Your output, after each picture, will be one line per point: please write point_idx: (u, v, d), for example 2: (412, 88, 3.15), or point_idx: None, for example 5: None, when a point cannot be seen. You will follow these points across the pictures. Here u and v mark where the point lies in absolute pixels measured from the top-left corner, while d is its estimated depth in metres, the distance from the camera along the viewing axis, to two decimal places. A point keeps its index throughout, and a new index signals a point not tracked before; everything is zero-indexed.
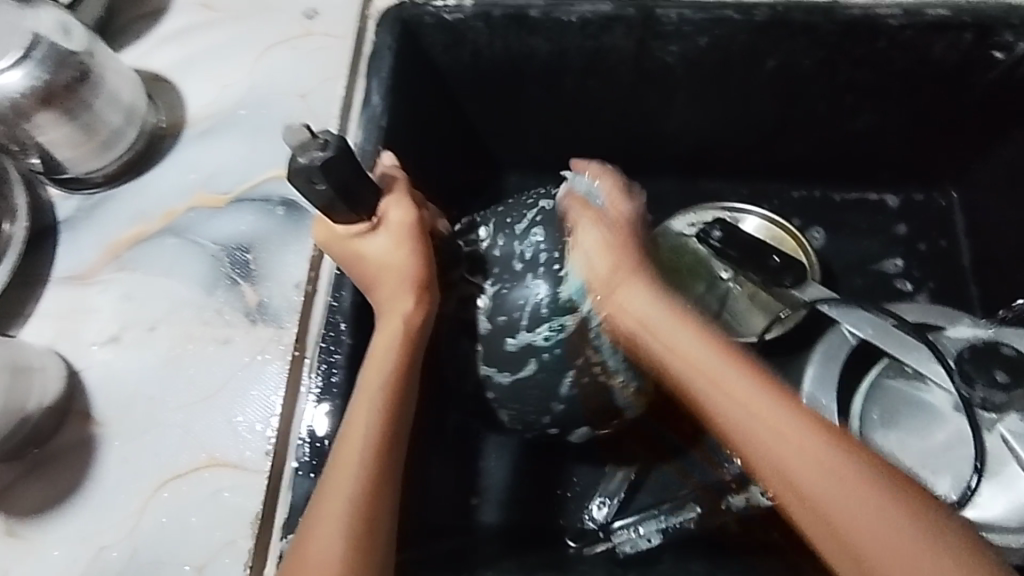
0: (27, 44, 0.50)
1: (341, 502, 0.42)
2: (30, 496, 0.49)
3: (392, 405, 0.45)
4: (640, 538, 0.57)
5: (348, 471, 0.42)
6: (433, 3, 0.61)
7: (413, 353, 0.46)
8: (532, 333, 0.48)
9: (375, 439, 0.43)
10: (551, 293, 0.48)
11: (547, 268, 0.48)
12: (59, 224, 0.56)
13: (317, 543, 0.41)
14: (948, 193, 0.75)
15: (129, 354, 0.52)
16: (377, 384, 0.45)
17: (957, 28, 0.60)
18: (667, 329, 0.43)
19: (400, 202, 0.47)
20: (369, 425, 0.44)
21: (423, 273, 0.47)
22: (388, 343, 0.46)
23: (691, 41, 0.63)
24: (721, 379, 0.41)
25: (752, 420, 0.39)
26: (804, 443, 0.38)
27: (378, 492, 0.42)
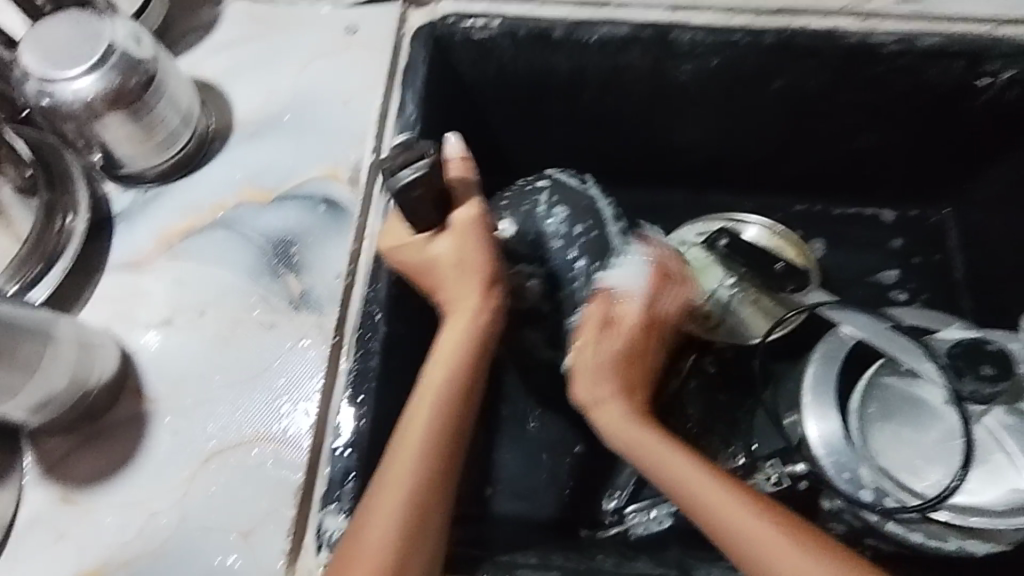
0: (103, 51, 0.54)
1: (400, 490, 0.46)
2: (83, 467, 0.52)
3: (452, 396, 0.50)
4: (653, 520, 0.63)
5: (408, 458, 0.47)
6: (463, 22, 0.66)
7: (476, 360, 0.52)
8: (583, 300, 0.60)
9: (434, 429, 0.48)
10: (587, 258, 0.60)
11: (577, 240, 0.60)
12: (115, 216, 0.61)
13: (374, 526, 0.45)
14: (942, 210, 0.82)
15: (181, 335, 0.56)
16: (443, 376, 0.50)
17: (947, 56, 0.66)
18: (625, 424, 0.52)
19: (462, 204, 0.53)
20: (430, 415, 0.49)
21: (489, 270, 0.53)
22: (456, 339, 0.52)
23: (702, 62, 0.68)
24: (718, 502, 0.47)
25: (756, 531, 0.46)
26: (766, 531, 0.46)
27: (429, 486, 0.47)
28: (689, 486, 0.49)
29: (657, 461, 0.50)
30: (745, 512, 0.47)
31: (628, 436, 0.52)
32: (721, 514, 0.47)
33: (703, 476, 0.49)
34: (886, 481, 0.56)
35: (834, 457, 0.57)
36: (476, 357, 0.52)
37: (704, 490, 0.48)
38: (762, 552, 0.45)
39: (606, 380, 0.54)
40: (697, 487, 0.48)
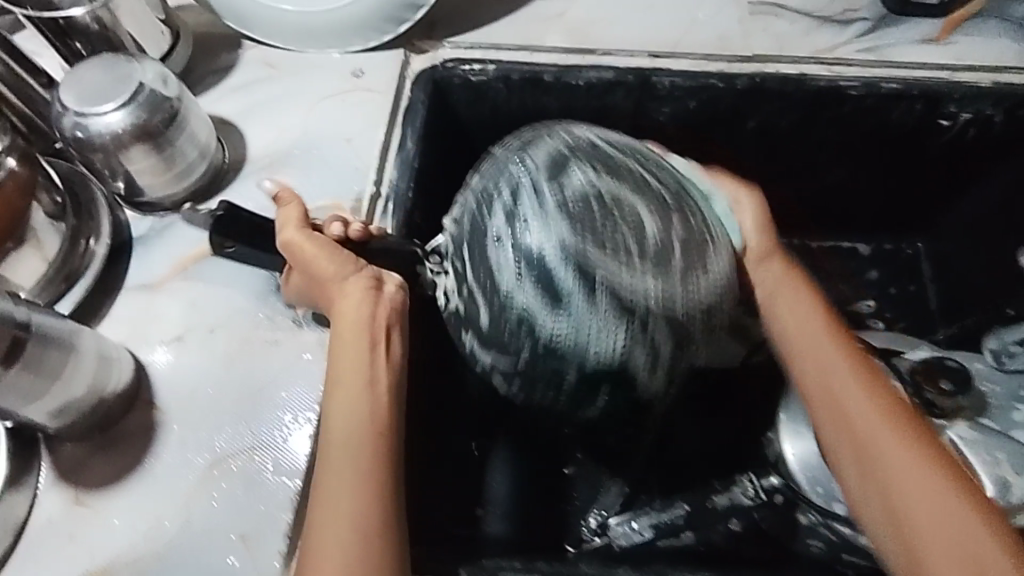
0: (134, 90, 0.60)
1: (341, 508, 0.47)
2: (95, 472, 0.55)
3: (376, 407, 0.51)
4: (636, 532, 0.68)
5: (341, 476, 0.48)
6: (460, 67, 0.72)
7: (372, 365, 0.52)
8: (524, 294, 0.51)
9: (361, 441, 0.49)
10: (519, 240, 0.51)
11: (506, 218, 0.52)
12: (134, 241, 0.65)
13: (325, 547, 0.46)
14: (915, 244, 0.86)
15: (191, 351, 0.60)
16: (358, 387, 0.51)
17: (908, 98, 0.71)
18: (801, 333, 0.58)
19: (289, 202, 0.58)
20: (355, 427, 0.50)
21: (323, 265, 0.54)
22: (349, 342, 0.52)
23: (681, 104, 0.73)
24: (881, 434, 0.52)
25: (913, 476, 0.50)
26: (921, 464, 0.50)
27: (377, 499, 0.48)
28: (847, 401, 0.54)
29: (831, 381, 0.55)
30: (908, 446, 0.51)
31: (807, 369, 0.57)
32: (882, 442, 0.52)
33: (866, 384, 0.55)
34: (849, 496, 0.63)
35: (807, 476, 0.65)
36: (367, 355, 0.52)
37: (875, 395, 0.54)
38: (909, 485, 0.50)
39: (793, 299, 0.60)
40: (882, 438, 0.52)
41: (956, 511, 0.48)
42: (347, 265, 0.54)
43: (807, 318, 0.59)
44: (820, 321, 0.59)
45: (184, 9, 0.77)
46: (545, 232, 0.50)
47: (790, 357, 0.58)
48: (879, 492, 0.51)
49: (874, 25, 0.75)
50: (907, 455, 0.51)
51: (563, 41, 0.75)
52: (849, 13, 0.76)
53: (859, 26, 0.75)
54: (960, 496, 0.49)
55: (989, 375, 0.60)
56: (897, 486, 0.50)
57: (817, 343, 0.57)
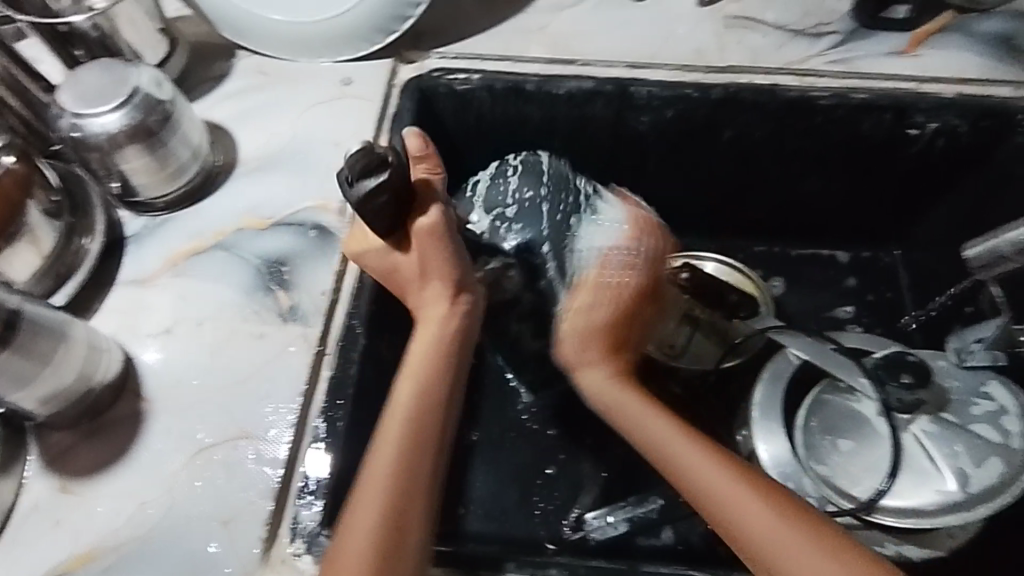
0: (130, 93, 0.62)
1: (382, 481, 0.48)
2: (81, 461, 0.57)
3: (429, 388, 0.53)
4: (609, 525, 0.68)
5: (388, 451, 0.50)
6: (446, 77, 0.75)
7: (441, 367, 0.54)
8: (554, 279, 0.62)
9: (412, 418, 0.51)
10: (522, 242, 0.62)
11: (514, 225, 0.63)
12: (127, 239, 0.67)
13: (360, 519, 0.47)
14: (891, 253, 0.88)
15: (179, 344, 0.62)
16: (421, 370, 0.54)
17: (877, 109, 0.73)
18: (633, 409, 0.57)
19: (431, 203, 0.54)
20: (408, 404, 0.52)
21: (449, 275, 0.56)
22: (427, 336, 0.56)
23: (659, 113, 0.76)
24: (725, 492, 0.49)
25: (765, 521, 0.47)
26: (762, 516, 0.48)
27: (414, 478, 0.49)
28: (682, 465, 0.52)
29: (705, 487, 0.50)
30: (804, 537, 0.46)
31: (631, 418, 0.57)
32: (722, 497, 0.49)
33: (693, 448, 0.52)
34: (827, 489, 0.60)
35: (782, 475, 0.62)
36: (435, 356, 0.55)
37: (703, 459, 0.51)
38: (772, 541, 0.47)
39: (633, 404, 0.57)
40: (730, 497, 0.49)
41: (817, 562, 0.45)
42: (462, 277, 0.57)
43: (639, 413, 0.56)
44: (671, 420, 0.55)
45: (181, 19, 0.80)
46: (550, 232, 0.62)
47: (665, 466, 0.53)
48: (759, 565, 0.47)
49: (845, 38, 0.78)
50: (752, 511, 0.48)
51: (545, 53, 0.78)
52: (820, 28, 0.79)
53: (830, 39, 0.78)
54: (812, 543, 0.46)
55: (954, 372, 0.62)
56: (761, 548, 0.47)
57: (625, 404, 0.57)
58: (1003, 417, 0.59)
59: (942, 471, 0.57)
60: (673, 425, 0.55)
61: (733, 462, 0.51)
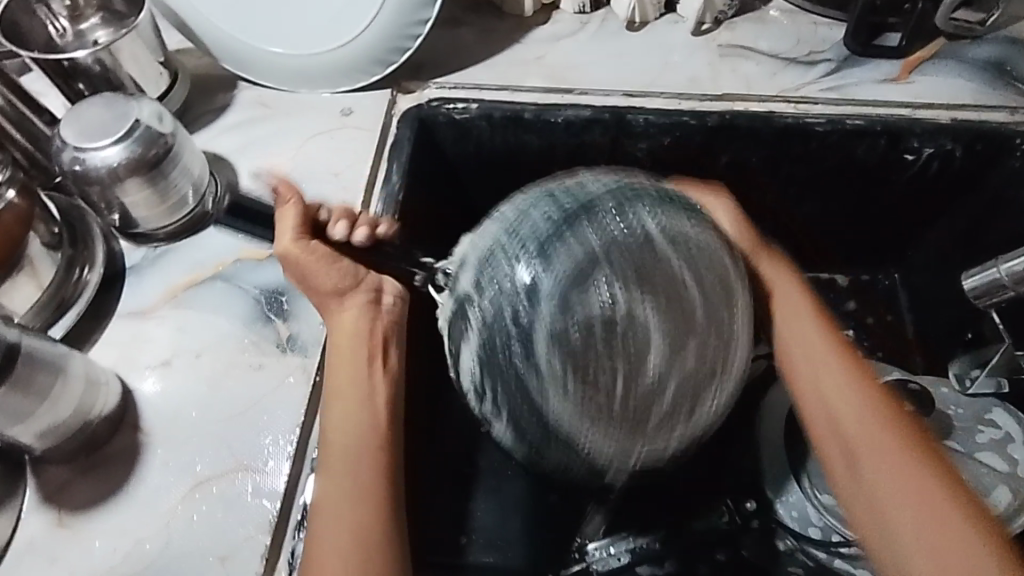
0: (132, 126, 0.63)
1: (341, 493, 0.51)
2: (78, 495, 0.56)
3: (363, 388, 0.56)
4: (611, 556, 0.64)
5: (337, 459, 0.53)
6: (445, 106, 0.75)
7: (362, 357, 0.56)
8: (493, 346, 0.47)
9: (354, 422, 0.54)
10: (521, 273, 0.45)
11: (508, 260, 0.46)
12: (126, 270, 0.67)
13: (326, 531, 0.50)
14: (891, 275, 0.88)
15: (177, 375, 0.62)
16: (347, 366, 0.56)
17: (872, 134, 0.74)
18: (811, 363, 0.57)
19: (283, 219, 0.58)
20: (344, 410, 0.55)
21: (327, 281, 0.57)
22: (343, 331, 0.57)
23: (656, 140, 0.76)
24: (901, 465, 0.51)
25: (916, 495, 0.50)
26: (917, 501, 0.50)
27: (374, 486, 0.52)
28: (843, 417, 0.54)
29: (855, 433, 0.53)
30: (936, 478, 0.51)
31: (805, 367, 0.57)
32: (875, 465, 0.52)
33: (869, 410, 0.54)
34: (831, 517, 0.62)
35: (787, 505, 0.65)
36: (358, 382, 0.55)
37: (887, 451, 0.52)
38: (923, 522, 0.49)
39: (833, 357, 0.57)
40: (892, 459, 0.51)
41: (969, 555, 0.47)
42: (343, 287, 0.58)
43: (829, 373, 0.56)
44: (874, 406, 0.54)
45: (184, 52, 0.82)
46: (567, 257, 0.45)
47: (821, 430, 0.55)
48: (880, 535, 0.50)
49: (838, 66, 0.79)
50: (913, 485, 0.50)
51: (542, 82, 0.79)
52: (813, 55, 0.80)
53: (823, 67, 0.79)
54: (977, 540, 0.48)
55: (954, 400, 0.63)
56: (899, 515, 0.50)
57: (806, 365, 0.57)
58: (1009, 444, 0.59)
59: None
60: (852, 386, 0.55)
61: (913, 441, 0.52)
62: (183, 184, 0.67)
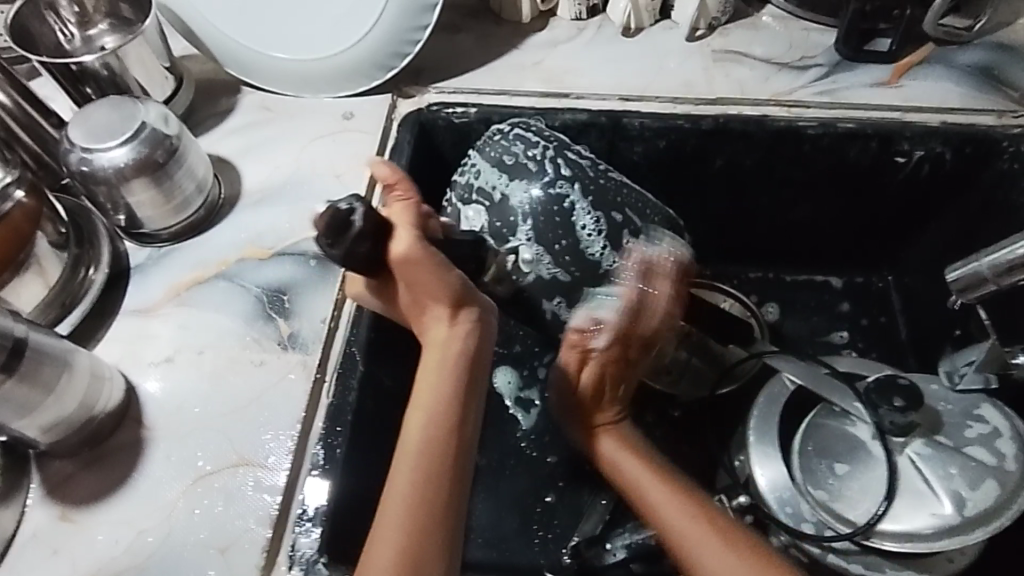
0: (137, 128, 0.65)
1: (399, 511, 0.48)
2: (83, 489, 0.57)
3: (449, 407, 0.52)
4: (608, 552, 0.65)
5: (404, 477, 0.49)
6: (445, 110, 0.77)
7: (455, 378, 0.54)
8: (547, 238, 0.64)
9: (431, 437, 0.51)
10: (552, 183, 0.64)
11: (525, 179, 0.65)
12: (132, 269, 0.69)
13: (377, 548, 0.47)
14: (884, 277, 0.89)
15: (181, 372, 0.63)
16: (445, 387, 0.53)
17: (863, 137, 0.75)
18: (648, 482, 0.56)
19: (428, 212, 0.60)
20: (426, 424, 0.51)
21: (454, 291, 0.56)
22: (448, 341, 0.56)
23: (651, 144, 0.78)
24: (715, 556, 0.52)
25: None
26: None
27: (439, 508, 0.48)
28: (677, 528, 0.54)
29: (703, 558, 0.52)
30: (734, 558, 0.52)
31: (650, 493, 0.56)
32: (699, 562, 0.52)
33: (687, 508, 0.54)
34: (824, 514, 0.60)
35: (780, 501, 0.62)
36: (453, 399, 0.53)
37: (703, 531, 0.53)
38: None
39: (658, 491, 0.55)
40: (709, 550, 0.52)
41: None
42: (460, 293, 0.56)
43: (667, 503, 0.55)
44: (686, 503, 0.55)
45: (188, 58, 0.83)
46: (563, 175, 0.64)
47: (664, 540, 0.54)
48: None
49: (829, 70, 0.80)
50: None
51: (539, 87, 0.81)
52: (805, 60, 0.81)
53: (815, 71, 0.80)
54: None
55: (945, 396, 0.63)
56: None
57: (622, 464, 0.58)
58: (997, 439, 0.60)
59: (939, 495, 0.58)
60: (681, 498, 0.55)
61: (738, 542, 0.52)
62: (187, 187, 0.69)
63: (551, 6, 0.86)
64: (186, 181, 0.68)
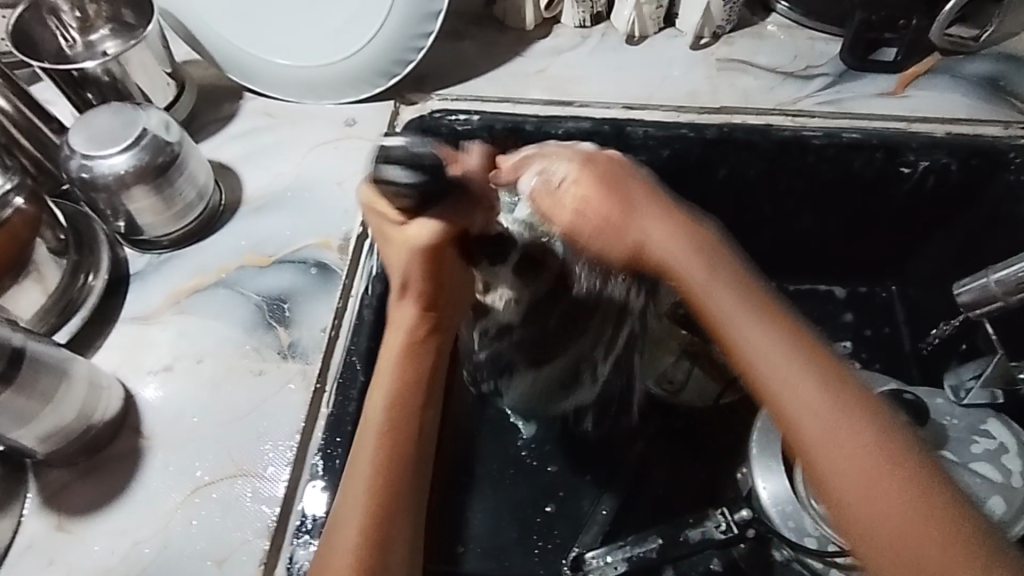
0: (138, 135, 0.64)
1: (358, 499, 0.51)
2: (79, 499, 0.57)
3: (402, 390, 0.55)
4: (608, 565, 0.65)
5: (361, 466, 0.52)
6: (448, 117, 0.76)
7: (416, 365, 0.56)
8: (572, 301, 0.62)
9: (388, 420, 0.54)
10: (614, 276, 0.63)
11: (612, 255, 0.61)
12: (131, 276, 0.68)
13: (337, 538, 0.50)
14: (889, 288, 0.88)
15: (180, 380, 0.63)
16: (394, 365, 0.56)
17: (868, 148, 0.74)
18: (738, 319, 0.52)
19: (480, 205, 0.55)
20: (382, 404, 0.55)
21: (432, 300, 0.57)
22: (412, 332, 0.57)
23: (655, 153, 0.77)
24: (810, 390, 0.48)
25: (835, 417, 0.47)
26: (851, 435, 0.46)
27: (388, 495, 0.52)
28: (764, 358, 0.50)
29: (804, 418, 0.47)
30: (833, 397, 0.48)
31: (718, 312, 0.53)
32: (790, 395, 0.48)
33: (784, 337, 0.51)
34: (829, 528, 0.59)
35: (783, 514, 0.61)
36: (407, 371, 0.56)
37: (804, 369, 0.49)
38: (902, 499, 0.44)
39: (749, 328, 0.51)
40: (806, 383, 0.48)
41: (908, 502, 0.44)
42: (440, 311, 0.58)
43: (771, 345, 0.50)
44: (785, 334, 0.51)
45: (190, 63, 0.83)
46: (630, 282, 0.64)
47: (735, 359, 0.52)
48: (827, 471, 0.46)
49: (834, 80, 0.80)
50: (863, 430, 0.47)
51: (542, 95, 0.80)
52: (810, 70, 0.81)
53: (820, 81, 0.80)
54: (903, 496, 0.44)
55: (951, 410, 0.63)
56: (835, 454, 0.46)
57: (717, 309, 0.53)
58: (1003, 455, 0.60)
59: None
60: (782, 329, 0.51)
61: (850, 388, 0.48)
62: (186, 192, 0.68)
63: (555, 14, 0.85)
64: (184, 187, 0.68)
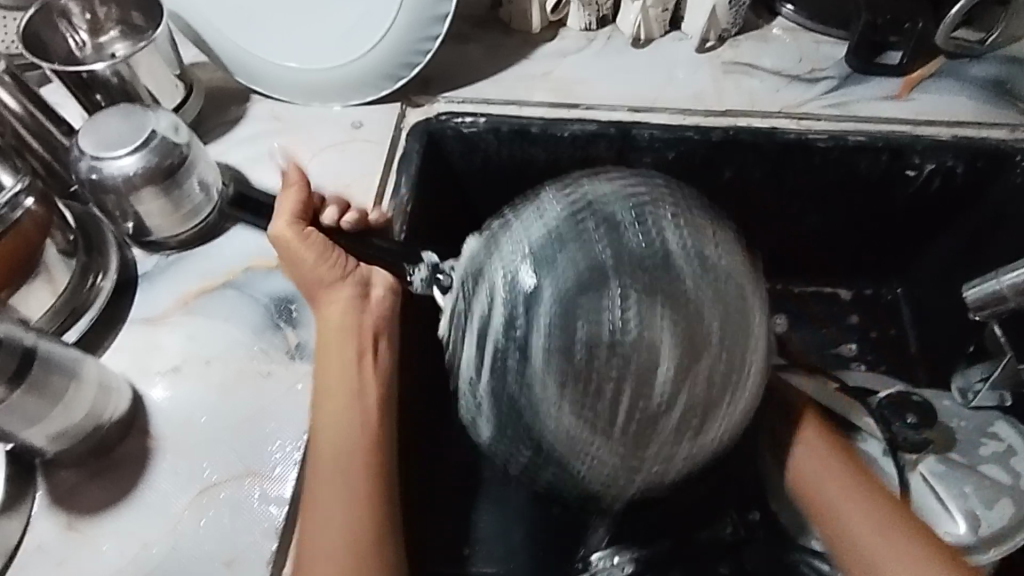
0: (147, 137, 0.65)
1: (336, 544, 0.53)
2: (88, 499, 0.57)
3: (364, 441, 0.58)
4: (615, 567, 0.65)
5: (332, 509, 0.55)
6: (454, 120, 0.77)
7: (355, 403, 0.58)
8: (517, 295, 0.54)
9: (352, 465, 0.56)
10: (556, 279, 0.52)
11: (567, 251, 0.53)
12: (140, 277, 0.69)
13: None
14: (894, 290, 0.88)
15: (188, 381, 0.63)
16: (347, 411, 0.58)
17: (874, 150, 0.75)
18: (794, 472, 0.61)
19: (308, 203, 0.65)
20: (342, 451, 0.57)
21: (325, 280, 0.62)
22: (342, 386, 0.59)
23: (660, 155, 0.77)
24: (836, 482, 0.59)
25: (858, 500, 0.57)
26: (867, 504, 0.57)
27: (368, 535, 0.55)
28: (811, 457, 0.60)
29: (817, 483, 0.59)
30: (855, 491, 0.58)
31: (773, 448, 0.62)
32: (836, 482, 0.58)
33: (815, 447, 0.60)
34: None
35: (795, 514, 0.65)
36: (348, 413, 0.58)
37: (837, 462, 0.59)
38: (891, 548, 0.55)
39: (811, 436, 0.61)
40: (838, 471, 0.59)
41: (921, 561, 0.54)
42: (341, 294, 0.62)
43: (810, 467, 0.60)
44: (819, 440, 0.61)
45: (197, 66, 0.83)
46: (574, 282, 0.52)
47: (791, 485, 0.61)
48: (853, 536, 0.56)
49: (839, 83, 0.80)
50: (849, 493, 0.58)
51: (548, 97, 0.80)
52: (815, 72, 0.81)
53: (826, 84, 0.80)
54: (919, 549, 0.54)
55: (958, 413, 0.65)
56: (858, 518, 0.57)
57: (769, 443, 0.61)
58: (1011, 457, 0.62)
59: (953, 513, 0.59)
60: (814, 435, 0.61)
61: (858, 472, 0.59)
62: (194, 194, 0.68)
63: (561, 17, 0.86)
64: (193, 189, 0.68)
